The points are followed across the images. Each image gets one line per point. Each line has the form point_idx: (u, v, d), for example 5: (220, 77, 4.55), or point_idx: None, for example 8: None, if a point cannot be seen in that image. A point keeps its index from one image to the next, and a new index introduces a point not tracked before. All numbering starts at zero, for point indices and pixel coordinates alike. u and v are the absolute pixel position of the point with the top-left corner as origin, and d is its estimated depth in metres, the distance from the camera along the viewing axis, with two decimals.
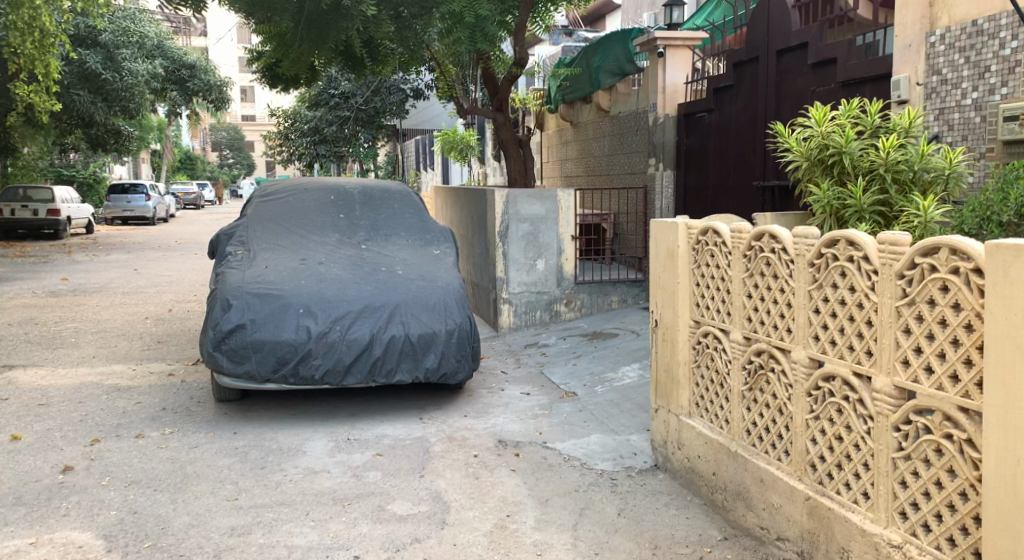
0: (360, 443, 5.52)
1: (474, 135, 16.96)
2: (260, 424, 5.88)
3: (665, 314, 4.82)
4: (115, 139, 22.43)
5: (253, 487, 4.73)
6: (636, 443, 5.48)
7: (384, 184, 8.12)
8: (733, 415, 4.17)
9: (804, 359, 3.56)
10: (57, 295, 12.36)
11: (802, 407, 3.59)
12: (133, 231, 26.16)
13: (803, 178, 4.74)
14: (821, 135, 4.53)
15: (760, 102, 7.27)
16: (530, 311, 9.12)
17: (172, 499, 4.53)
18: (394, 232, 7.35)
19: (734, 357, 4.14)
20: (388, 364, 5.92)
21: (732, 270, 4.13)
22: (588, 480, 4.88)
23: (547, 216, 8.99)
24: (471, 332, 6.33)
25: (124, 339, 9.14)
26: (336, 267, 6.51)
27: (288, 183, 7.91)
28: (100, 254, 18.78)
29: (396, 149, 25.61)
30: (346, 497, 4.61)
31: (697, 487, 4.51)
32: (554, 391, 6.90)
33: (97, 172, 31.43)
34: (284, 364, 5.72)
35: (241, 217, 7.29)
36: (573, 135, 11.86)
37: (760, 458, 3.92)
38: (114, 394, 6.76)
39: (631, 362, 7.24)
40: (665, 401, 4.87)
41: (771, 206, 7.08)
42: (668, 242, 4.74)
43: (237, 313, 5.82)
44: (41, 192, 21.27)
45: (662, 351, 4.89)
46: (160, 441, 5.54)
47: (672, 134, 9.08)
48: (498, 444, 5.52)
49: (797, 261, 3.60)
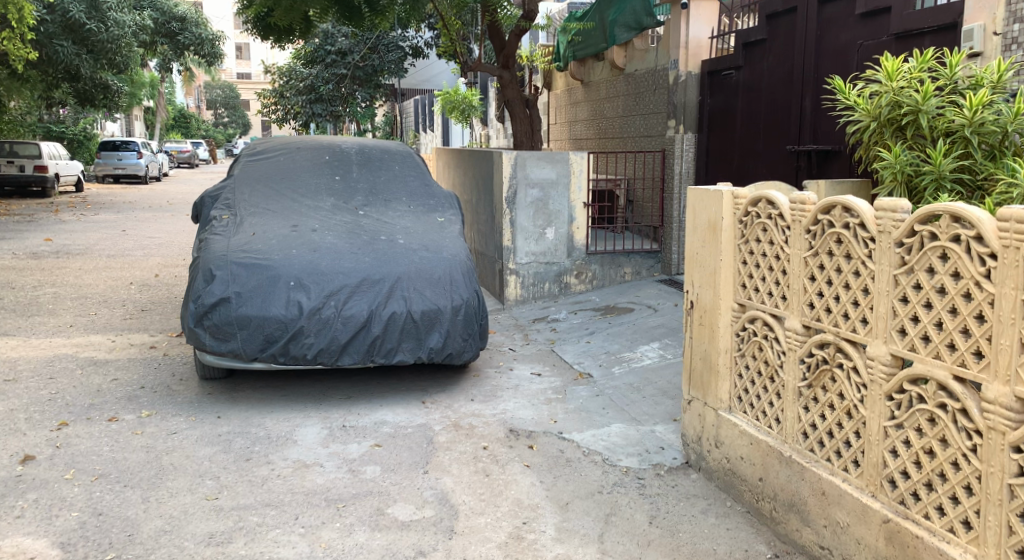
0: (356, 431, 4.98)
1: (476, 95, 16.24)
2: (247, 408, 5.34)
3: (703, 295, 4.24)
4: (103, 94, 21.61)
5: (237, 484, 4.19)
6: (662, 435, 4.95)
7: (384, 144, 7.48)
8: (786, 415, 3.64)
9: (885, 357, 3.03)
10: (39, 257, 11.73)
11: (880, 412, 3.07)
12: (125, 189, 25.42)
13: (868, 140, 4.20)
14: (892, 92, 3.96)
15: (797, 58, 6.63)
16: (538, 282, 8.55)
17: (143, 498, 3.97)
18: (394, 197, 6.74)
19: (790, 348, 3.60)
20: (389, 344, 5.36)
21: (791, 248, 3.57)
22: (612, 479, 4.35)
23: (558, 181, 8.38)
24: (480, 307, 5.76)
25: (106, 306, 8.56)
26: (331, 235, 5.91)
27: (279, 141, 7.28)
28: (88, 214, 18.12)
29: (393, 110, 24.74)
30: (341, 498, 4.07)
31: (738, 492, 4.00)
32: (567, 372, 6.37)
33: (87, 129, 30.49)
34: (272, 343, 5.16)
35: (227, 178, 6.68)
36: (584, 95, 11.19)
37: (820, 467, 3.40)
38: (89, 370, 6.19)
39: (650, 341, 6.70)
40: (700, 393, 4.32)
41: (807, 173, 6.49)
42: (709, 213, 4.14)
43: (221, 285, 5.24)
44: (27, 148, 20.50)
45: (698, 337, 4.32)
46: (135, 425, 4.98)
47: (694, 93, 8.46)
48: (510, 434, 4.98)
49: (880, 239, 3.04)
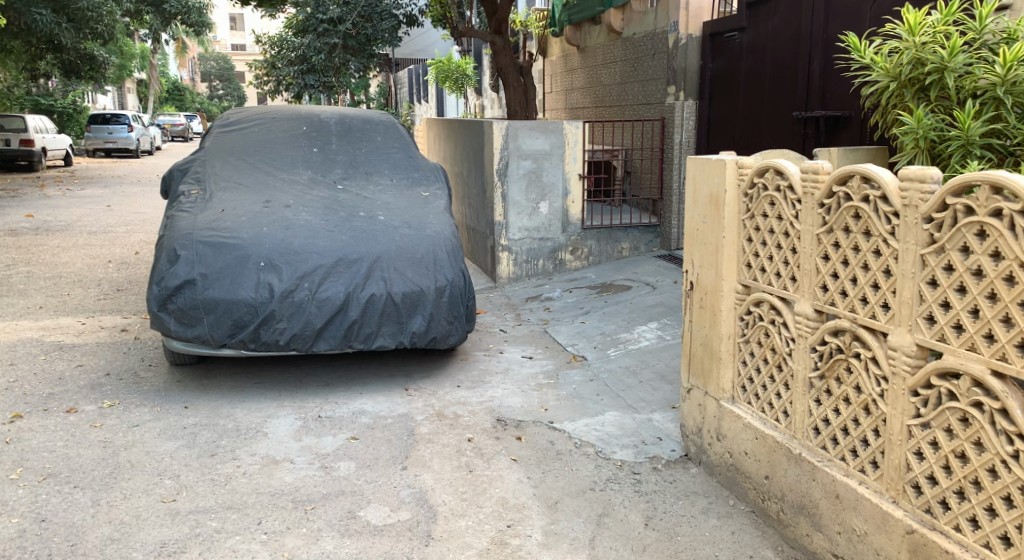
0: (332, 422, 4.65)
1: (470, 63, 15.75)
2: (217, 397, 5.00)
3: (704, 274, 3.87)
4: (89, 66, 21.05)
5: (198, 484, 3.86)
6: (660, 424, 4.60)
7: (366, 113, 7.06)
8: (795, 408, 3.28)
9: (909, 347, 2.67)
10: (18, 234, 11.34)
11: (903, 409, 2.71)
12: (115, 164, 24.93)
13: (888, 104, 3.81)
14: (913, 49, 3.57)
15: (805, 17, 6.20)
16: (531, 259, 8.19)
17: (93, 502, 3.65)
18: (376, 170, 6.36)
19: (800, 335, 3.24)
20: (367, 328, 5.00)
21: (802, 224, 3.19)
22: (605, 474, 4.01)
23: (551, 152, 7.96)
24: (466, 288, 5.39)
25: (80, 285, 8.21)
26: (306, 211, 5.53)
27: (253, 111, 6.86)
28: (75, 189, 17.71)
29: (387, 81, 24.16)
30: (309, 499, 3.74)
31: (742, 490, 3.65)
32: (560, 354, 6.03)
33: (76, 103, 29.82)
34: (242, 328, 4.82)
35: (198, 150, 6.29)
36: (580, 61, 10.76)
37: (833, 466, 3.05)
38: (53, 355, 5.86)
39: (648, 321, 6.34)
40: (701, 381, 3.95)
41: (815, 141, 6.11)
42: (710, 186, 3.76)
43: (185, 266, 4.89)
44: (12, 121, 20.00)
45: (698, 321, 3.95)
46: (94, 418, 4.66)
47: (695, 57, 8.03)
48: (496, 424, 4.65)
49: (905, 214, 2.67)
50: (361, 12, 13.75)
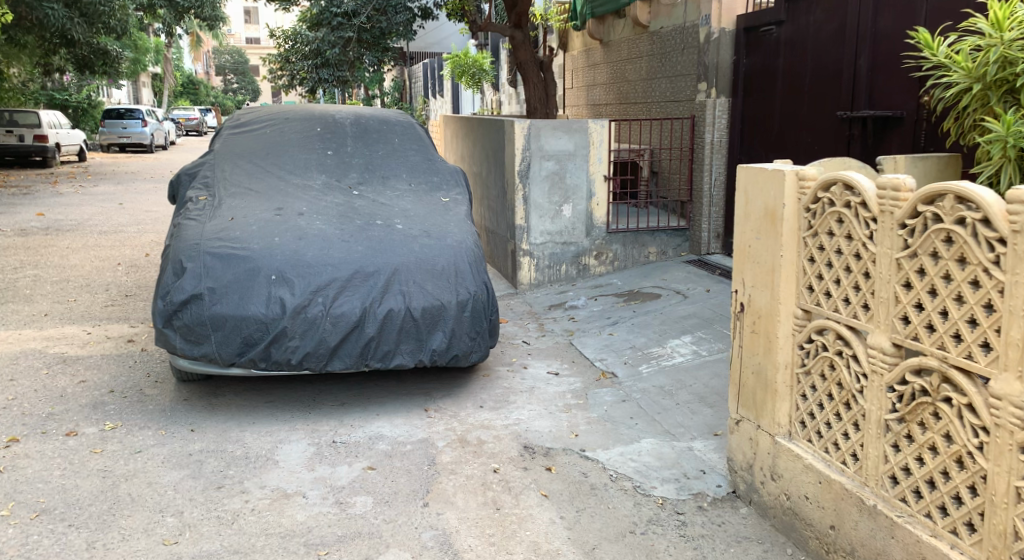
0: (348, 448, 4.34)
1: (487, 58, 15.41)
2: (226, 419, 4.70)
3: (757, 296, 3.49)
4: (103, 61, 20.83)
5: (203, 522, 3.55)
6: (702, 454, 4.25)
7: (382, 113, 6.72)
8: (867, 453, 2.91)
9: (1019, 396, 2.30)
10: (28, 234, 11.09)
11: (1009, 467, 2.34)
12: (129, 159, 24.72)
13: (973, 109, 3.42)
14: (1000, 46, 3.19)
15: (852, 10, 5.81)
16: (554, 264, 7.84)
17: (88, 544, 3.35)
18: (393, 174, 6.02)
19: (874, 371, 2.86)
20: (385, 346, 4.67)
21: (877, 246, 2.82)
22: (646, 514, 3.67)
23: (575, 152, 7.59)
24: (489, 302, 5.05)
25: (87, 290, 7.94)
26: (319, 220, 5.20)
27: (265, 111, 6.53)
28: (87, 185, 17.50)
29: (402, 75, 23.82)
30: (322, 542, 3.42)
31: (800, 538, 3.30)
32: (588, 370, 5.68)
33: (91, 97, 29.64)
34: (251, 346, 4.50)
35: (207, 153, 5.97)
36: (603, 56, 10.36)
37: (917, 524, 2.68)
38: (56, 369, 5.57)
39: (681, 334, 5.98)
40: (753, 413, 3.59)
41: (861, 143, 5.73)
42: (766, 198, 3.39)
43: (192, 279, 4.57)
44: (26, 116, 19.84)
45: (749, 347, 3.58)
46: (94, 442, 4.35)
47: (728, 52, 7.62)
48: (524, 452, 4.31)
49: (1014, 241, 2.30)
50: (376, 5, 13.27)
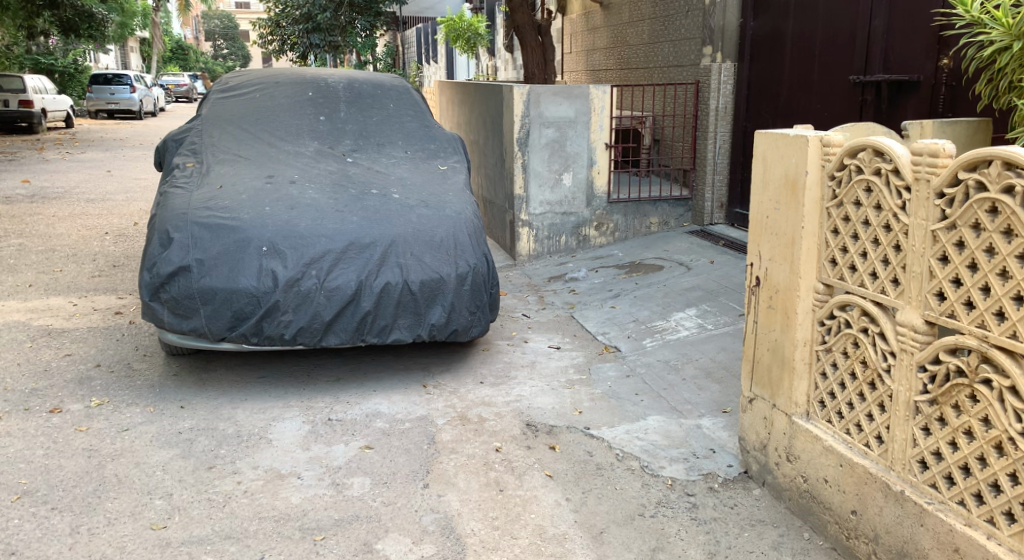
0: (345, 426, 4.18)
1: (482, 22, 15.08)
2: (217, 395, 4.53)
3: (774, 270, 3.31)
4: (89, 24, 20.34)
5: (194, 505, 3.40)
6: (711, 432, 4.11)
7: (377, 77, 6.46)
8: (894, 436, 2.77)
9: None
10: (13, 201, 10.82)
11: None
12: (117, 125, 24.31)
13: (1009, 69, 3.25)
14: None
15: None
16: (554, 234, 7.65)
17: (72, 529, 3.19)
18: (388, 141, 5.80)
19: (904, 350, 2.70)
20: (382, 321, 4.50)
21: (911, 217, 2.64)
22: (655, 496, 3.53)
23: (576, 119, 7.36)
24: (489, 275, 4.86)
25: (74, 260, 7.72)
26: (312, 189, 4.99)
27: (255, 74, 6.27)
28: (74, 152, 17.14)
29: (394, 41, 23.42)
30: (319, 526, 3.27)
31: (818, 522, 3.17)
32: (590, 344, 5.53)
33: (77, 61, 29.08)
34: (243, 321, 4.32)
35: (194, 117, 5.73)
36: (603, 20, 10.08)
37: (950, 513, 2.54)
38: (40, 342, 5.37)
39: (686, 307, 5.82)
40: (767, 392, 3.44)
41: (874, 110, 5.55)
42: (785, 166, 3.19)
43: (179, 250, 4.38)
44: (11, 81, 19.39)
45: (765, 323, 3.41)
46: (80, 420, 4.18)
47: (734, 15, 7.38)
48: (527, 431, 4.16)
49: None
50: None
